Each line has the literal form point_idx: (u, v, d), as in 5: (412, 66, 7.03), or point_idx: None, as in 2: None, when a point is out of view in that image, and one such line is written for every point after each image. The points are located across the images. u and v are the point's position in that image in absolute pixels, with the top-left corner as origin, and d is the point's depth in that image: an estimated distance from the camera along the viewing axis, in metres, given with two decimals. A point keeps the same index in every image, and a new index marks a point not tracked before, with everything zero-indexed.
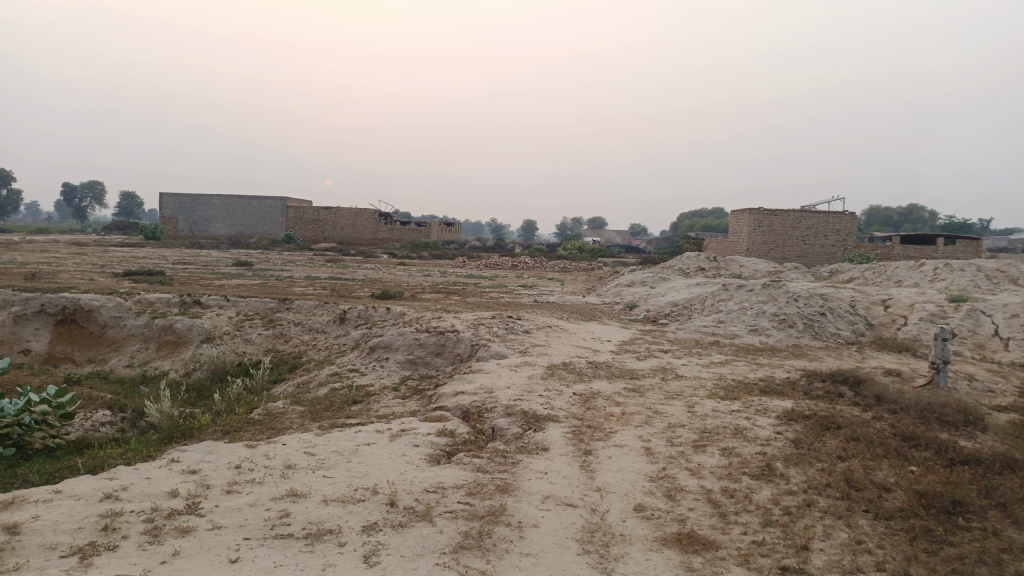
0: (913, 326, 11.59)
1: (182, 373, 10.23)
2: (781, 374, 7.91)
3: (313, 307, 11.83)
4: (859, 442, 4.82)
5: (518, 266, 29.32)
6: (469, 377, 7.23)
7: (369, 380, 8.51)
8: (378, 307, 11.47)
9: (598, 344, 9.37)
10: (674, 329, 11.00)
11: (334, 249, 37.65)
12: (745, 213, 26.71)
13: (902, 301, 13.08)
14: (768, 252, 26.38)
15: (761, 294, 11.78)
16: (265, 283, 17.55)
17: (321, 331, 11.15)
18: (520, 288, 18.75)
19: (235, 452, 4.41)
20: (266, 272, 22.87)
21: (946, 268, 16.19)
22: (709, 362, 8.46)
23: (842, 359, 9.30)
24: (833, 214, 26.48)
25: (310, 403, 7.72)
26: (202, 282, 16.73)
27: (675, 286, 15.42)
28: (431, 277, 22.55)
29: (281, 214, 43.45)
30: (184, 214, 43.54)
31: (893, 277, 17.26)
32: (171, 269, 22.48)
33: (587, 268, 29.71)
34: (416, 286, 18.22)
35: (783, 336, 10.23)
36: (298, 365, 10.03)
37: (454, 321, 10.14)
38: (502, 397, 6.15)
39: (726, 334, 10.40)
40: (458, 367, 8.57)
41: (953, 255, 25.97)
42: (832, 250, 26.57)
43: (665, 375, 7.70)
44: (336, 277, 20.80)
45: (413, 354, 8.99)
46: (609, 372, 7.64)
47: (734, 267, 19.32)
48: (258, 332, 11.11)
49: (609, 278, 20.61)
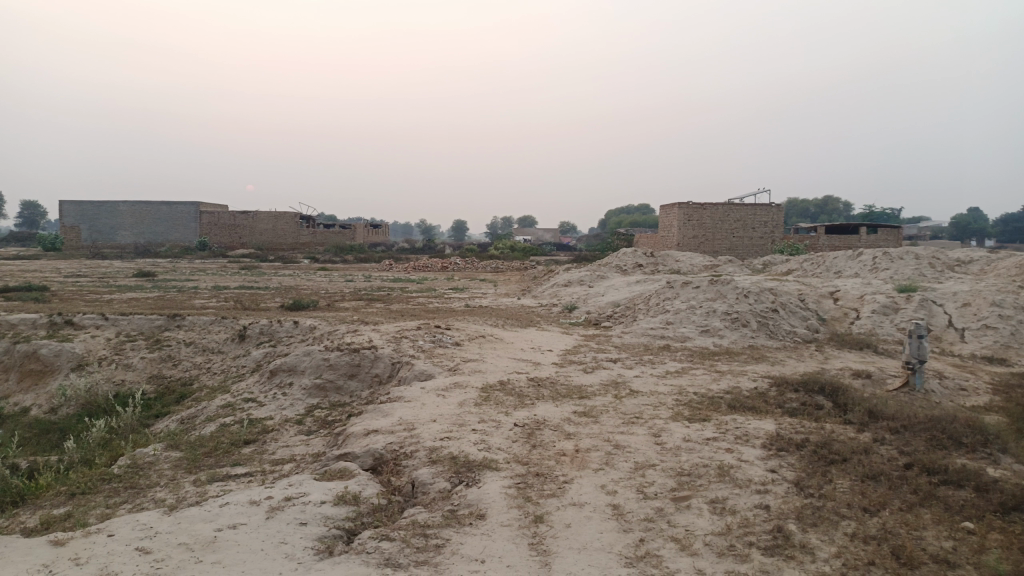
0: (867, 320, 10.92)
1: (45, 409, 8.56)
2: (747, 383, 6.93)
3: (208, 324, 10.26)
4: (880, 483, 3.81)
5: (448, 267, 28.08)
6: (387, 406, 5.95)
7: (268, 414, 7.12)
8: (285, 321, 10.00)
9: (537, 355, 8.23)
10: (619, 332, 9.97)
11: (251, 255, 35.38)
12: (674, 207, 26.19)
13: (851, 293, 12.44)
14: (699, 246, 25.92)
15: (709, 291, 10.88)
16: (164, 296, 15.72)
17: (217, 353, 9.61)
18: (449, 292, 17.47)
19: (29, 557, 3.02)
20: (170, 282, 20.87)
21: (885, 257, 15.78)
22: (666, 372, 7.42)
23: (805, 361, 8.45)
24: (761, 206, 26.21)
25: (190, 446, 6.29)
26: (89, 298, 14.75)
27: (614, 284, 14.46)
28: (353, 283, 20.98)
29: (195, 220, 40.76)
30: (87, 223, 40.52)
31: (832, 269, 16.79)
32: (60, 282, 20.25)
33: (519, 267, 28.68)
34: (336, 293, 16.72)
35: (738, 337, 9.33)
36: (187, 396, 8.51)
37: (372, 334, 8.81)
38: (425, 436, 4.91)
39: (677, 337, 9.42)
40: (376, 393, 7.27)
41: (876, 244, 26.10)
42: (762, 242, 26.34)
43: (618, 391, 6.60)
44: (248, 287, 18.99)
45: (322, 378, 7.63)
46: (553, 390, 6.49)
47: (671, 263, 18.57)
48: (142, 355, 9.50)
49: (543, 277, 19.58)
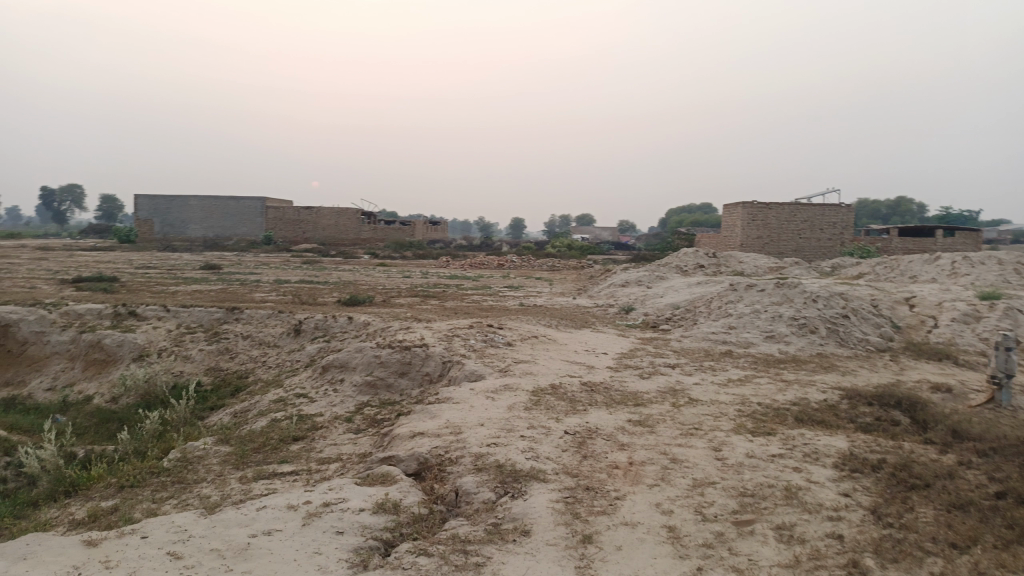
0: (946, 329, 10.26)
1: (107, 398, 8.74)
2: (815, 395, 6.53)
3: (265, 317, 10.34)
4: (970, 515, 3.43)
5: (505, 265, 27.97)
6: (435, 407, 5.79)
7: (319, 410, 7.06)
8: (339, 316, 9.99)
9: (592, 358, 7.96)
10: (678, 336, 9.61)
11: (312, 250, 36.04)
12: (738, 206, 25.42)
13: (928, 300, 11.74)
14: (763, 247, 25.09)
15: (774, 295, 10.40)
16: (225, 289, 16.03)
17: (273, 346, 9.67)
18: (505, 290, 17.32)
19: (62, 558, 2.96)
20: (234, 275, 21.34)
21: (965, 262, 14.88)
22: (727, 380, 7.06)
23: (878, 372, 7.95)
24: (830, 207, 25.21)
25: (240, 441, 6.27)
26: (155, 290, 15.14)
27: (674, 285, 14.03)
28: (410, 279, 21.04)
29: (260, 215, 41.76)
30: (160, 216, 41.99)
31: (907, 273, 15.94)
32: (131, 274, 20.95)
33: (577, 266, 28.35)
34: (392, 289, 16.76)
35: (805, 344, 8.86)
36: (241, 389, 8.57)
37: (424, 332, 8.69)
38: (472, 441, 4.72)
39: (739, 342, 9.01)
40: (426, 392, 7.13)
41: (954, 247, 24.77)
42: (830, 244, 25.33)
43: (675, 399, 6.29)
44: (308, 281, 19.26)
45: (373, 375, 7.54)
46: (607, 396, 6.23)
47: (734, 264, 17.96)
48: (200, 347, 9.62)
49: (601, 277, 19.22)
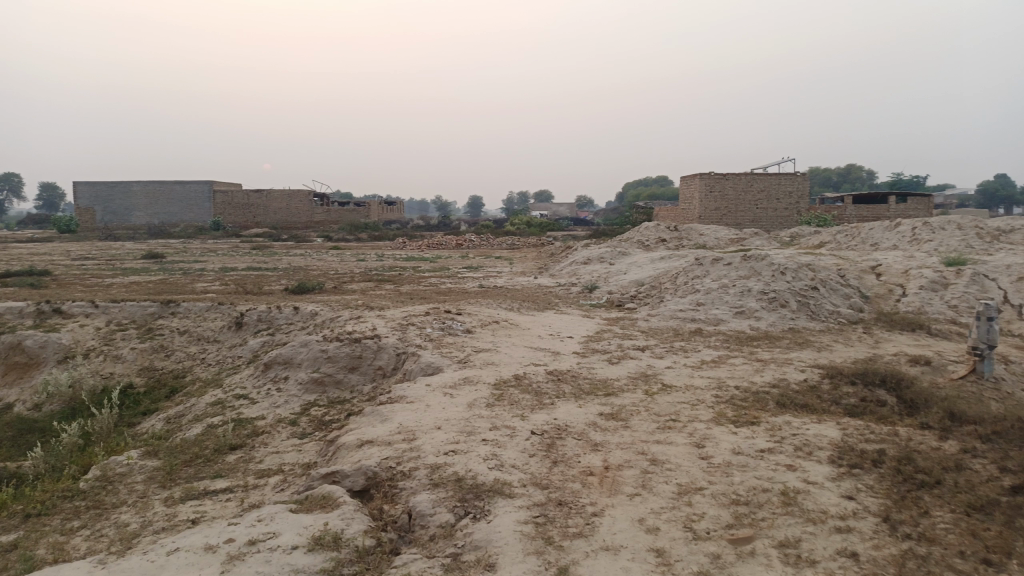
0: (915, 297, 10.02)
1: (28, 406, 7.95)
2: (794, 375, 6.14)
3: (204, 310, 9.60)
4: (992, 519, 3.03)
5: (463, 245, 27.36)
6: (386, 408, 5.22)
7: (260, 413, 6.45)
8: (284, 307, 9.31)
9: (557, 342, 7.46)
10: (645, 315, 9.18)
11: (264, 235, 34.83)
12: (696, 178, 25.17)
13: (894, 268, 11.51)
14: (722, 218, 24.92)
15: (742, 269, 10.03)
16: (167, 280, 15.10)
17: (212, 342, 8.95)
18: (462, 271, 16.72)
19: None
20: (179, 264, 20.32)
21: (925, 228, 14.78)
22: (702, 362, 6.63)
23: (853, 346, 7.62)
24: (786, 176, 25.11)
25: (170, 453, 5.63)
26: (89, 283, 14.15)
27: (638, 261, 13.60)
28: (365, 262, 20.30)
29: (208, 199, 40.26)
30: (102, 204, 40.20)
31: (868, 241, 15.82)
32: (68, 266, 19.79)
33: (537, 243, 27.88)
34: (345, 274, 16.01)
35: (776, 319, 8.50)
36: (178, 390, 7.88)
37: (376, 321, 8.08)
38: (427, 449, 4.18)
39: (709, 319, 8.61)
40: (379, 388, 6.56)
41: (906, 213, 24.91)
42: (786, 213, 25.27)
43: (648, 386, 5.83)
44: (257, 268, 18.38)
45: (319, 371, 6.94)
46: (575, 386, 5.73)
47: (696, 237, 17.65)
48: (133, 346, 8.86)
49: (561, 254, 18.75)
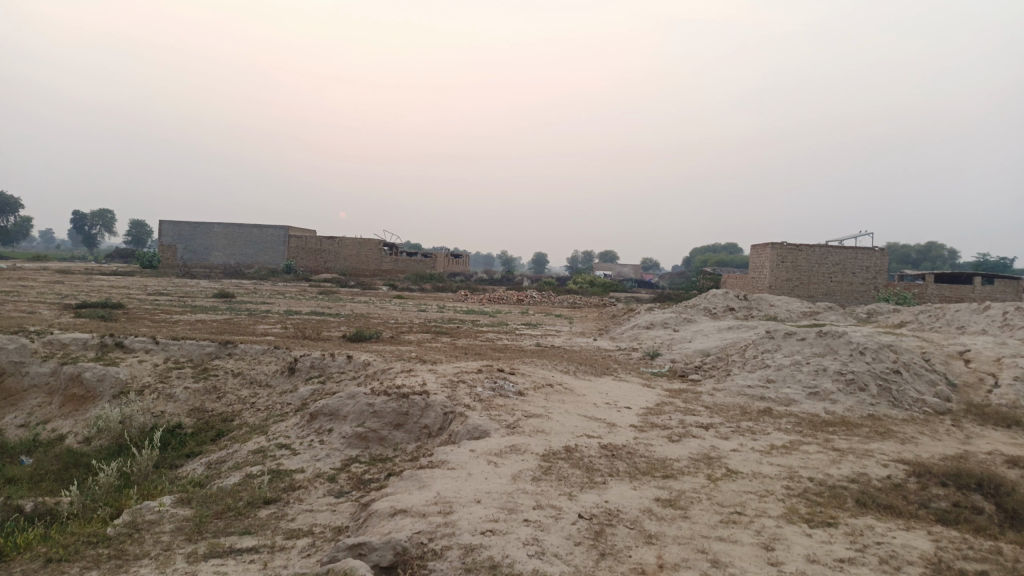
0: (1009, 389, 9.17)
1: (79, 440, 7.96)
2: (876, 470, 5.55)
3: (259, 353, 9.58)
4: None
5: (525, 301, 27.18)
6: (426, 472, 4.91)
7: (300, 465, 6.22)
8: (338, 354, 9.20)
9: (614, 412, 7.04)
10: (710, 388, 8.65)
11: (331, 280, 35.54)
12: (767, 247, 24.47)
13: (985, 354, 10.65)
14: (792, 290, 24.04)
15: (816, 346, 9.43)
16: (231, 320, 15.33)
17: (264, 386, 8.87)
18: (522, 328, 16.44)
19: None
20: (247, 304, 20.73)
21: (1018, 313, 13.75)
22: (771, 447, 6.10)
23: (941, 439, 6.93)
24: (863, 250, 24.13)
25: (203, 502, 5.43)
26: (158, 319, 14.46)
27: (703, 329, 13.06)
28: (426, 313, 20.28)
29: (282, 243, 41.51)
30: (183, 242, 41.93)
31: (953, 323, 14.84)
32: (144, 300, 20.45)
33: (599, 304, 27.48)
34: (404, 324, 15.96)
35: (854, 404, 7.87)
36: (224, 434, 7.77)
37: (427, 376, 7.84)
38: (464, 525, 3.83)
39: (779, 398, 8.03)
40: (422, 449, 6.26)
41: (993, 295, 23.47)
42: (862, 288, 24.19)
43: (711, 470, 5.36)
44: (320, 313, 18.56)
45: (364, 426, 6.69)
46: (631, 464, 5.31)
47: (766, 307, 16.95)
48: (186, 385, 8.85)
49: (624, 316, 18.30)
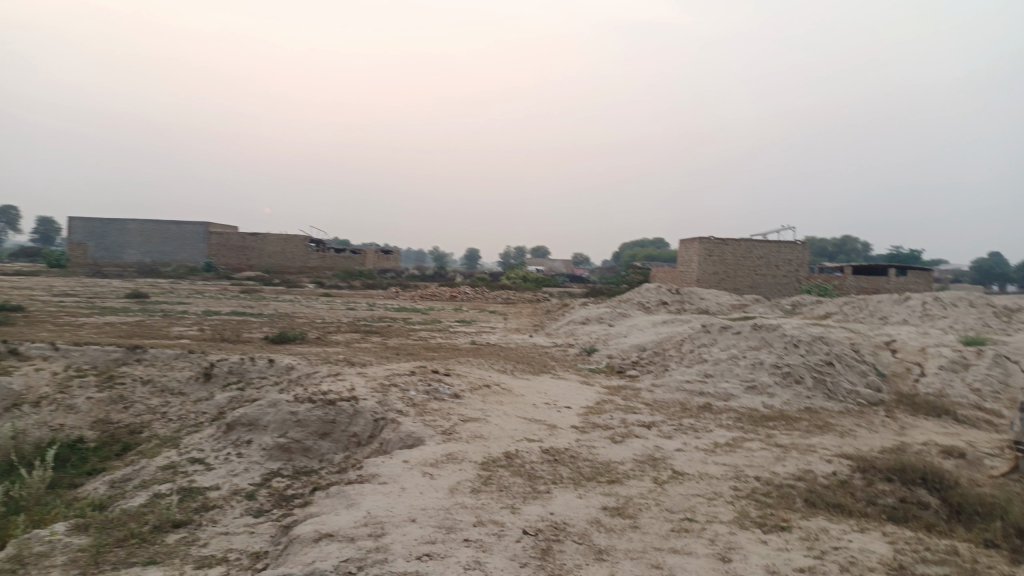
0: (935, 378, 9.36)
1: None
2: (821, 466, 5.44)
3: (172, 358, 8.90)
4: None
5: (458, 297, 26.77)
6: (355, 488, 4.49)
7: (215, 483, 5.69)
8: (258, 358, 8.61)
9: (553, 413, 6.76)
10: (649, 385, 8.50)
11: (256, 278, 34.21)
12: (695, 241, 24.79)
13: (910, 345, 10.88)
14: (720, 283, 24.42)
15: (751, 339, 9.41)
16: (144, 322, 14.35)
17: (177, 394, 8.22)
18: (455, 326, 16.02)
19: None
20: (163, 305, 19.58)
21: (936, 304, 14.21)
22: (716, 445, 5.93)
23: (877, 431, 6.94)
24: (786, 244, 24.72)
25: (102, 529, 4.85)
26: (61, 322, 13.40)
27: (638, 324, 12.98)
28: (355, 312, 19.63)
29: (203, 240, 39.74)
30: (95, 239, 39.64)
31: (876, 315, 15.24)
32: (48, 302, 19.04)
33: (533, 299, 27.31)
34: (332, 324, 15.31)
35: (791, 398, 7.84)
36: (131, 449, 7.12)
37: (356, 379, 7.38)
38: (397, 550, 3.45)
39: (718, 394, 7.93)
40: (350, 460, 5.84)
41: (906, 286, 24.40)
42: (785, 281, 24.79)
43: (657, 473, 5.13)
44: (242, 313, 17.68)
45: (286, 437, 6.20)
46: (574, 470, 5.02)
47: (698, 301, 17.07)
48: (89, 395, 8.10)
49: (558, 312, 18.15)
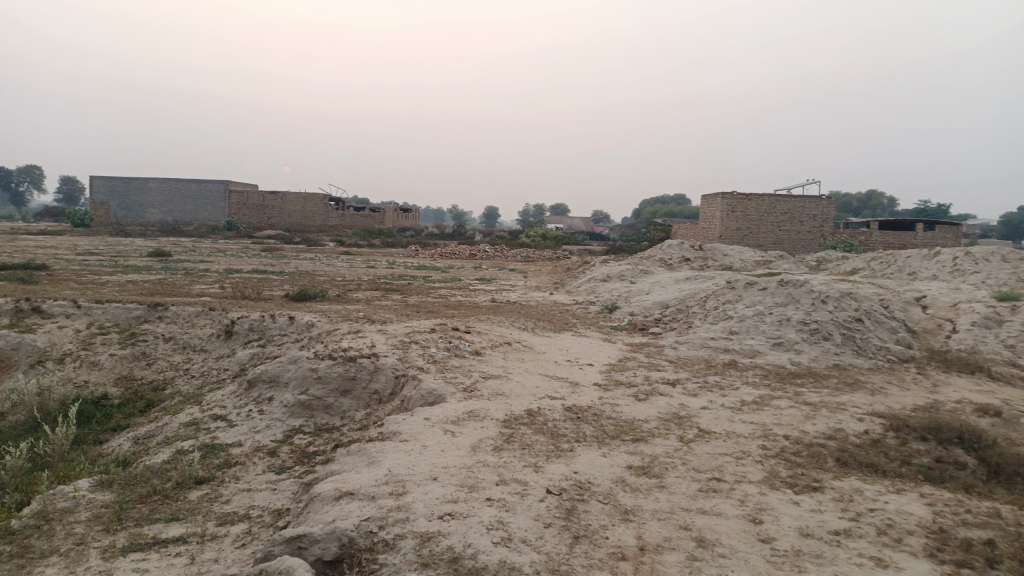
0: (967, 334, 9.12)
1: None
2: (852, 424, 5.29)
3: (193, 316, 8.89)
4: None
5: (477, 255, 26.65)
6: (376, 447, 4.43)
7: (237, 439, 5.67)
8: (278, 315, 8.58)
9: (576, 370, 6.65)
10: (673, 342, 8.35)
11: (276, 237, 34.27)
12: (717, 197, 24.34)
13: (941, 301, 10.60)
14: (743, 239, 24.04)
15: (778, 295, 9.20)
16: (165, 280, 14.39)
17: (198, 351, 8.23)
18: (475, 283, 15.94)
19: None
20: (185, 264, 19.65)
21: (968, 259, 13.84)
22: (743, 403, 5.79)
23: (909, 389, 6.76)
24: (812, 198, 24.20)
25: (125, 485, 4.84)
26: (84, 280, 13.46)
27: (660, 281, 12.78)
28: (375, 269, 19.58)
29: (223, 198, 39.80)
30: (117, 199, 39.83)
31: (905, 270, 14.89)
32: (72, 260, 19.17)
33: (553, 257, 27.11)
34: (352, 281, 15.28)
35: (819, 355, 7.66)
36: (154, 405, 7.14)
37: (376, 337, 7.31)
38: (419, 509, 3.38)
39: (744, 351, 7.77)
40: (372, 417, 5.79)
41: (934, 241, 23.86)
42: (809, 236, 24.33)
43: (683, 431, 5.02)
44: (263, 271, 17.70)
45: (307, 394, 6.16)
46: (598, 428, 4.92)
47: (721, 257, 16.79)
48: (112, 352, 8.12)
49: (578, 269, 17.97)
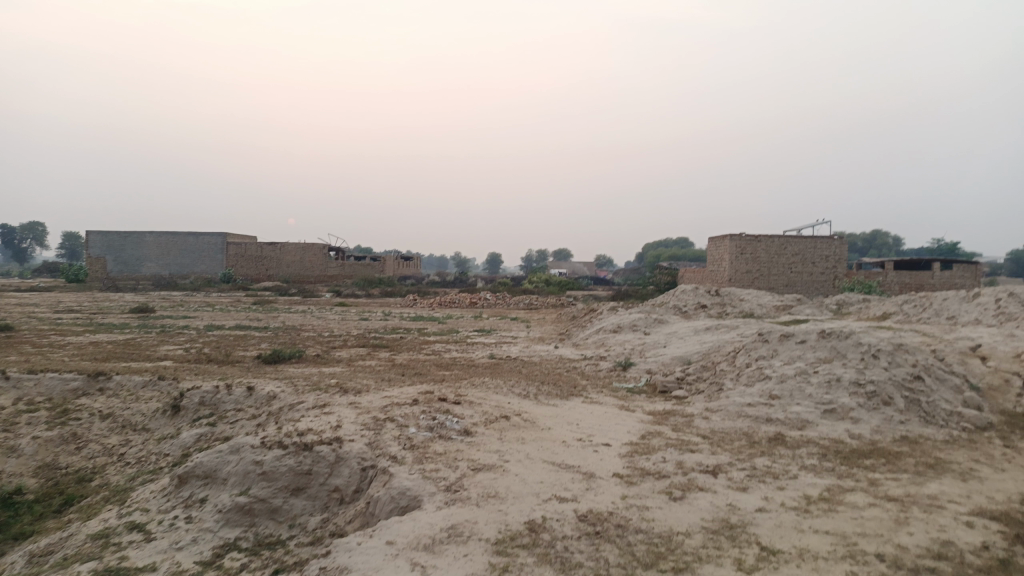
0: None
1: None
2: (964, 536, 3.94)
3: (139, 387, 7.62)
4: None
5: (479, 304, 25.44)
6: None
7: (150, 561, 4.32)
8: (236, 385, 7.30)
9: (589, 454, 5.33)
10: (702, 409, 7.04)
11: (271, 289, 33.13)
12: (725, 239, 23.20)
13: (1002, 350, 9.27)
14: (754, 282, 22.80)
15: (819, 350, 7.90)
16: (135, 340, 13.14)
17: (140, 432, 6.93)
18: (473, 336, 14.65)
19: None
20: (168, 320, 18.44)
21: (1013, 301, 12.52)
22: (810, 502, 4.45)
23: (1005, 469, 5.41)
24: (822, 239, 23.01)
25: None
26: (44, 344, 12.21)
27: (677, 332, 11.50)
28: (369, 322, 18.35)
29: (221, 251, 38.76)
30: (113, 254, 38.90)
31: (942, 315, 13.56)
32: (49, 320, 17.96)
33: (558, 305, 25.89)
34: (339, 337, 14.03)
35: (880, 425, 6.34)
36: (72, 504, 5.81)
37: (343, 412, 6.04)
38: None
39: (790, 421, 6.44)
40: (328, 527, 4.50)
41: (952, 282, 22.56)
42: (822, 279, 23.08)
43: (741, 554, 3.67)
44: (247, 327, 16.48)
45: (248, 495, 4.86)
46: (626, 553, 3.59)
47: (740, 303, 15.52)
48: (35, 434, 6.82)
49: (585, 317, 16.74)
